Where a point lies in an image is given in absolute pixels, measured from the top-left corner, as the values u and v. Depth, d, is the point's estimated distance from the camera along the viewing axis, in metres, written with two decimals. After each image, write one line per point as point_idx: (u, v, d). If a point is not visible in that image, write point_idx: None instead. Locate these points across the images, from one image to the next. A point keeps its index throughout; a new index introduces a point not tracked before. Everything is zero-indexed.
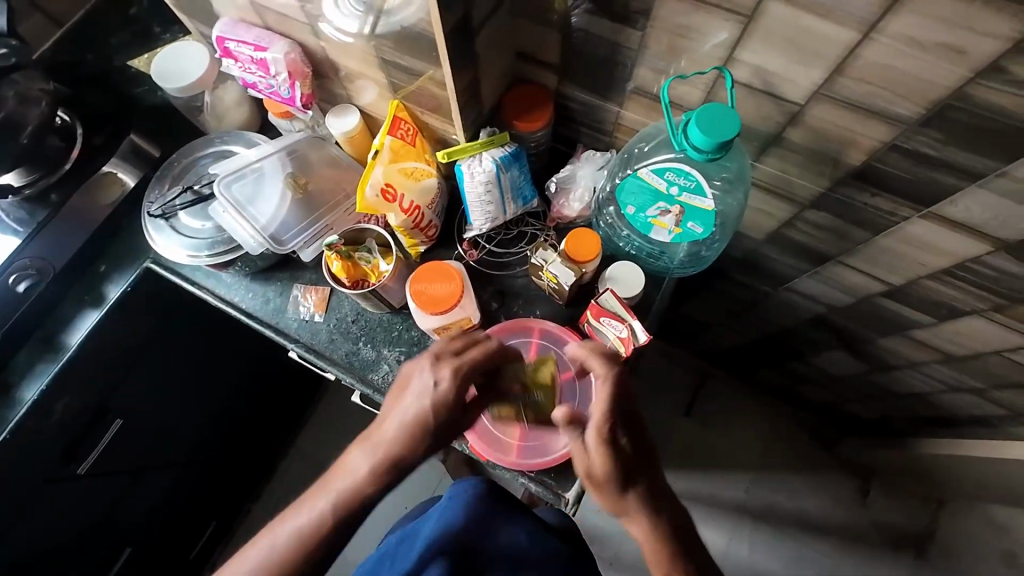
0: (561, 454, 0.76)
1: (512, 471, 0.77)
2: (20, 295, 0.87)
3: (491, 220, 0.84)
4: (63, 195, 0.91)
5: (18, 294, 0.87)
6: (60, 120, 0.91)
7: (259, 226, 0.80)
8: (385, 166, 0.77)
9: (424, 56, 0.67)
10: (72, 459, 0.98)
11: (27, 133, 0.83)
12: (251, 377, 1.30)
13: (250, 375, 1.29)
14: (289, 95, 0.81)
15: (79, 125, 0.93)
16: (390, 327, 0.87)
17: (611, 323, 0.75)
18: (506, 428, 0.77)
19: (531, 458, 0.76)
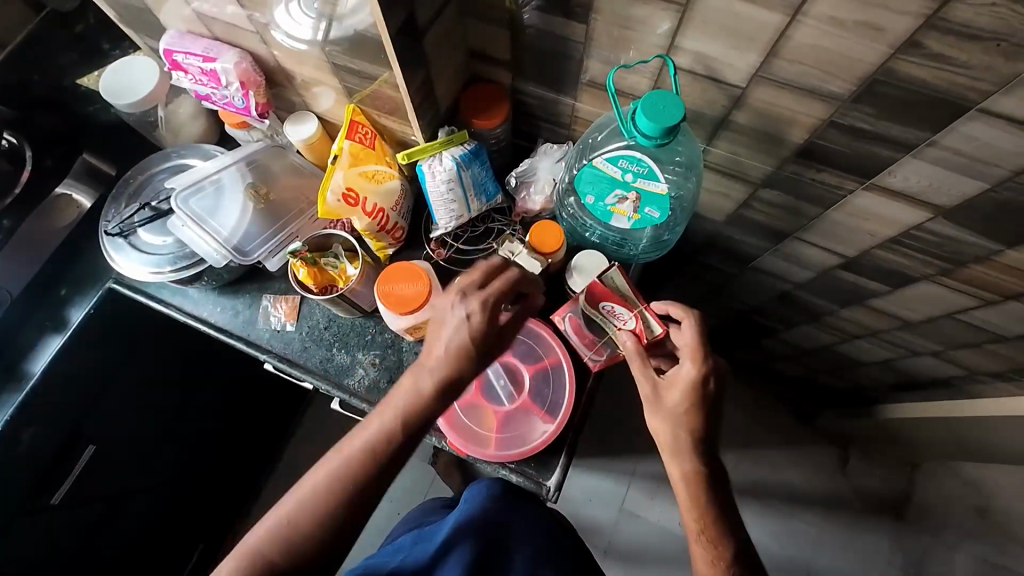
0: (538, 443, 0.77)
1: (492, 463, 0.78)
2: None
3: (456, 218, 0.84)
4: (16, 219, 0.90)
5: None
6: (3, 142, 0.88)
7: (222, 237, 0.79)
8: (345, 170, 0.77)
9: (374, 58, 0.67)
10: (45, 490, 0.96)
11: None
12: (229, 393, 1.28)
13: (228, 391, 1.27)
14: (244, 104, 0.81)
15: (27, 147, 0.90)
16: (363, 331, 0.87)
17: (617, 309, 0.74)
18: (482, 421, 0.78)
19: (509, 449, 0.77)
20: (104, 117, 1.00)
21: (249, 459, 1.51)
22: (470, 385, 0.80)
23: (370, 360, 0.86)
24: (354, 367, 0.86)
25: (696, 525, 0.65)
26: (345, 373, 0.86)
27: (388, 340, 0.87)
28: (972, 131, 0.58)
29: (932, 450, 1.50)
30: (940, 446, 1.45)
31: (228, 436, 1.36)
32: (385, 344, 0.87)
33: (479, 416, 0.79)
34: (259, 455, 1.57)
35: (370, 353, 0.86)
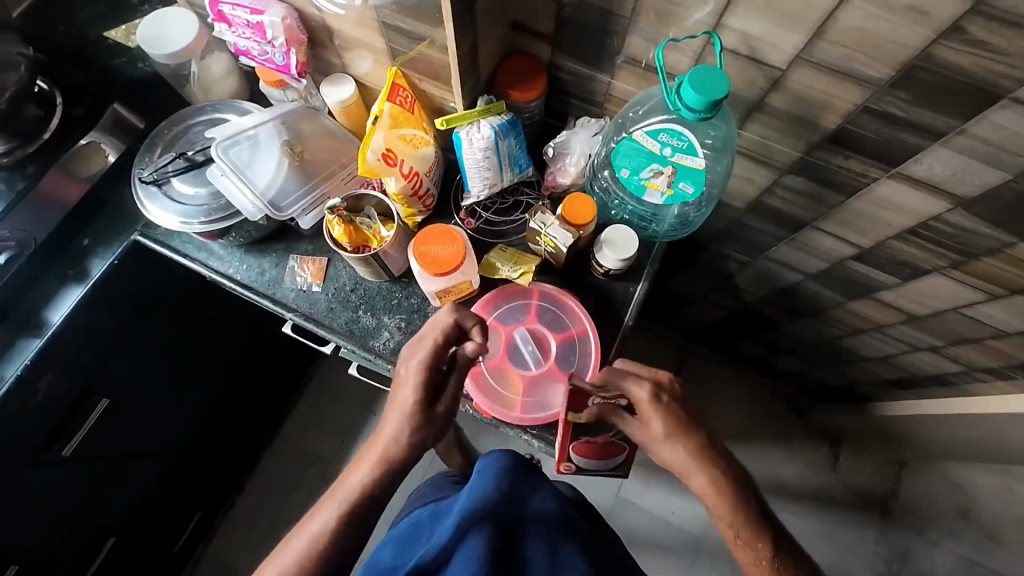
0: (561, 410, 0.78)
1: (516, 426, 0.79)
2: None
3: (489, 186, 0.86)
4: (41, 167, 0.87)
5: None
6: (37, 88, 0.87)
7: (258, 191, 0.80)
8: (385, 131, 0.77)
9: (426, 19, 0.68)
10: (56, 441, 0.95)
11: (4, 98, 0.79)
12: (238, 359, 1.28)
13: (237, 357, 1.27)
14: (284, 62, 0.82)
15: (58, 94, 0.89)
16: (389, 295, 0.88)
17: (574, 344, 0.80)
18: (507, 385, 0.79)
19: (534, 412, 0.78)
20: (130, 72, 0.99)
21: (251, 430, 1.51)
22: (497, 348, 0.81)
23: (396, 324, 0.87)
24: (380, 329, 0.87)
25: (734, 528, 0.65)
26: (370, 335, 0.87)
27: (414, 305, 0.88)
28: (1001, 120, 0.61)
29: (921, 448, 1.54)
30: (930, 445, 1.49)
31: (235, 403, 1.36)
32: (411, 309, 0.87)
33: (505, 380, 0.80)
34: (260, 427, 1.57)
35: (395, 317, 0.87)
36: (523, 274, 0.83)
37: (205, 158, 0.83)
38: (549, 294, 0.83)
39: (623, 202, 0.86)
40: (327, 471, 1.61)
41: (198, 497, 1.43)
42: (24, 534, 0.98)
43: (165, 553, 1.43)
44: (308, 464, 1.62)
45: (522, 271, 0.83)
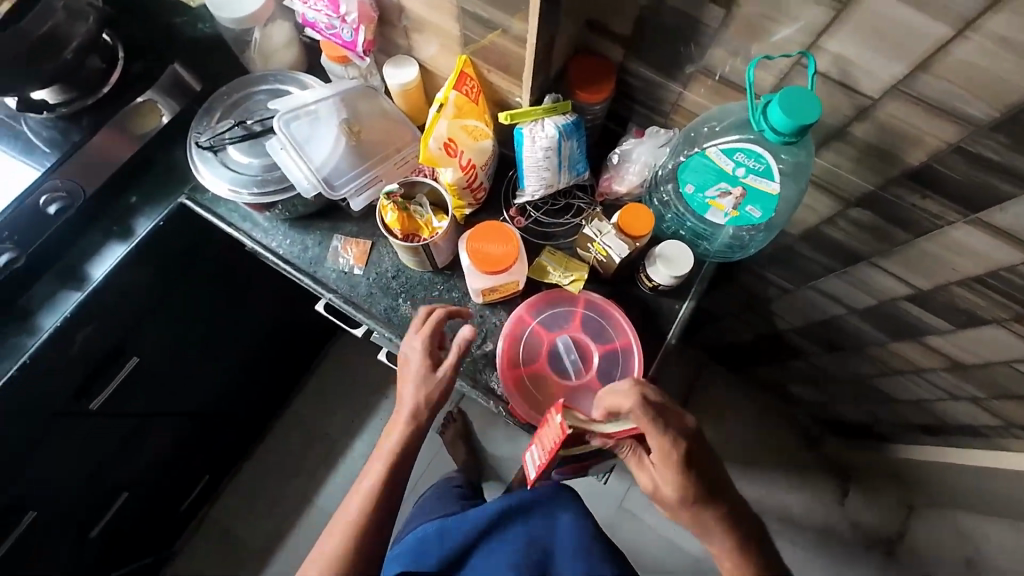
0: None
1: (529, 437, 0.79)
2: (51, 217, 0.83)
3: (545, 186, 0.84)
4: (97, 120, 0.87)
5: (49, 216, 0.83)
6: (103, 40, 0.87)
7: (314, 167, 0.79)
8: (448, 120, 0.76)
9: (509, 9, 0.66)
10: (84, 394, 0.95)
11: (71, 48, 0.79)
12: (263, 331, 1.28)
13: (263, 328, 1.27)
14: (351, 39, 0.81)
15: (121, 48, 0.89)
16: (430, 286, 0.87)
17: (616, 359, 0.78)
18: (545, 390, 0.77)
19: None
20: (191, 32, 0.98)
21: (265, 400, 1.51)
22: (537, 353, 0.79)
23: None
24: None
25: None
26: (407, 325, 0.86)
27: (454, 299, 0.86)
28: None
29: (938, 496, 1.51)
30: (947, 494, 1.46)
31: (253, 373, 1.37)
32: (450, 303, 0.86)
33: (543, 385, 0.78)
34: (274, 398, 1.57)
35: None
36: (573, 282, 0.82)
37: (262, 129, 0.82)
38: (596, 302, 0.81)
39: (682, 218, 0.84)
40: (334, 450, 1.62)
41: (208, 461, 1.45)
42: (46, 482, 0.99)
43: (171, 512, 1.44)
44: (317, 440, 1.63)
45: (572, 279, 0.82)
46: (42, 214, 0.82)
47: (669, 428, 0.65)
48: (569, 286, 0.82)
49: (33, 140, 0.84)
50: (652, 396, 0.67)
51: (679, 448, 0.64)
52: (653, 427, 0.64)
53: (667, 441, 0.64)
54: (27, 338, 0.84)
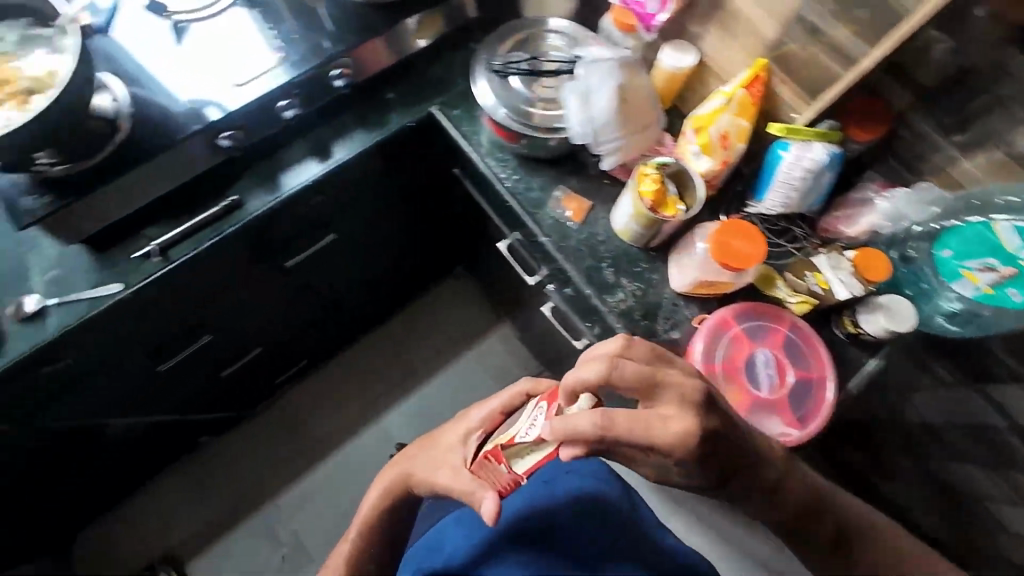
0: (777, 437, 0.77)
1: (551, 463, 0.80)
2: (335, 89, 0.91)
3: (784, 206, 0.84)
4: (392, 16, 0.93)
5: (334, 87, 0.91)
6: None
7: (593, 119, 0.84)
8: (728, 116, 0.81)
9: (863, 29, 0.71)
10: (287, 252, 1.04)
11: None
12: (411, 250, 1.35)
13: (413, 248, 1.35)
14: (653, 12, 0.85)
15: None
16: (634, 261, 0.91)
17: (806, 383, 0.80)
18: (727, 390, 0.78)
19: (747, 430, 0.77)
20: None
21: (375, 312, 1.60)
22: (729, 356, 0.80)
23: (632, 289, 0.90)
24: (616, 288, 0.89)
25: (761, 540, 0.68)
26: (605, 289, 0.89)
27: (654, 281, 0.90)
28: None
29: None
30: None
31: (384, 285, 1.45)
32: (649, 283, 0.90)
33: (728, 389, 0.79)
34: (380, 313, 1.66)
35: (634, 283, 0.90)
36: (800, 304, 0.83)
37: (550, 70, 0.88)
38: (799, 324, 0.82)
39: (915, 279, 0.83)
40: None
41: (314, 349, 1.55)
42: (221, 319, 1.08)
43: (268, 382, 1.55)
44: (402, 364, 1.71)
45: (799, 301, 0.82)
46: (331, 84, 0.90)
47: (644, 437, 0.55)
48: (785, 299, 0.83)
49: (337, 17, 0.92)
50: (622, 415, 0.55)
51: (682, 450, 0.56)
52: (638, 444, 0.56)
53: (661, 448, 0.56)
54: (276, 188, 0.92)
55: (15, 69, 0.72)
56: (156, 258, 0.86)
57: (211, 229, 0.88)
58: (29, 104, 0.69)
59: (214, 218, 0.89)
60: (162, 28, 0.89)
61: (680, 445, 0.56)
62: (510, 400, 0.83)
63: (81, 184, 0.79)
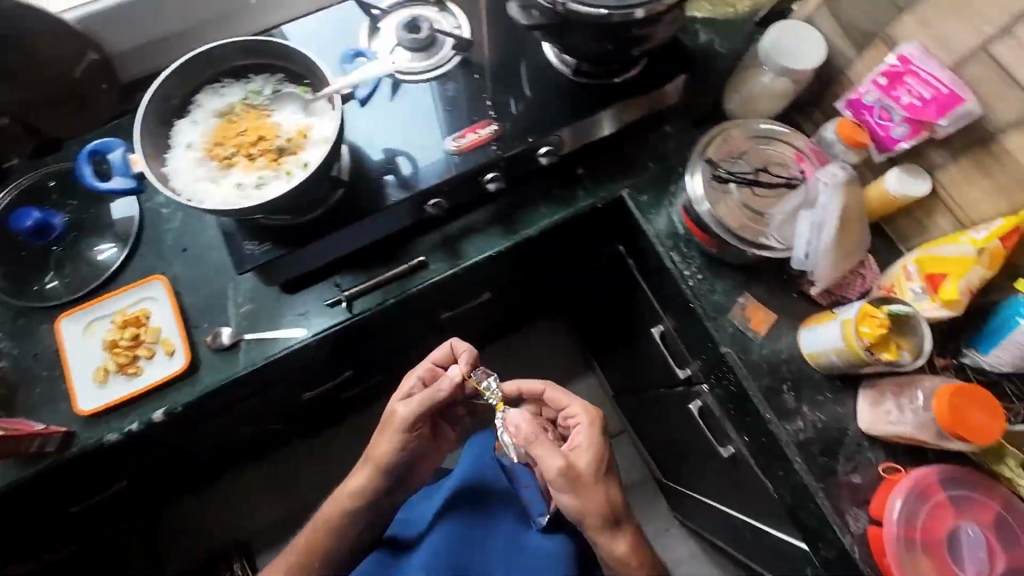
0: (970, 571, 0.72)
1: (426, 370, 0.88)
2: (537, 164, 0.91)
3: (1015, 366, 0.77)
4: (604, 101, 0.91)
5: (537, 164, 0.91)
6: (621, 77, 0.93)
7: (814, 243, 0.79)
8: (980, 269, 0.73)
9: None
10: (447, 305, 1.04)
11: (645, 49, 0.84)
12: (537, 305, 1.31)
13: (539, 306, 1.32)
14: (897, 137, 0.78)
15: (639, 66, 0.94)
16: (818, 388, 0.86)
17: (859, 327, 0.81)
18: (917, 501, 0.76)
19: (964, 561, 0.73)
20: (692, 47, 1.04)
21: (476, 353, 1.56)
22: (932, 473, 0.76)
23: (814, 420, 0.84)
24: (796, 415, 0.85)
25: (581, 474, 0.78)
26: (785, 415, 0.85)
27: (837, 413, 0.85)
28: None
29: None
30: None
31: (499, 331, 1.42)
32: (832, 415, 0.85)
33: (964, 506, 0.75)
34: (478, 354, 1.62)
35: (815, 413, 0.85)
36: None
37: (782, 182, 0.82)
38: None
39: None
40: None
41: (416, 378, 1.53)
42: (363, 355, 1.06)
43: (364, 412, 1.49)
44: None
45: None
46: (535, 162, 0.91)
47: (556, 396, 0.88)
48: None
49: (551, 96, 0.91)
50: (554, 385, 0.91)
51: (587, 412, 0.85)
52: (562, 399, 0.87)
53: (581, 411, 0.85)
54: (466, 252, 0.93)
55: (272, 125, 0.75)
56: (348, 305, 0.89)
57: (396, 286, 0.91)
58: (286, 167, 0.72)
59: (399, 276, 0.91)
60: (383, 85, 0.90)
61: (584, 406, 0.85)
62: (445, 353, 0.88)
63: (299, 236, 0.82)
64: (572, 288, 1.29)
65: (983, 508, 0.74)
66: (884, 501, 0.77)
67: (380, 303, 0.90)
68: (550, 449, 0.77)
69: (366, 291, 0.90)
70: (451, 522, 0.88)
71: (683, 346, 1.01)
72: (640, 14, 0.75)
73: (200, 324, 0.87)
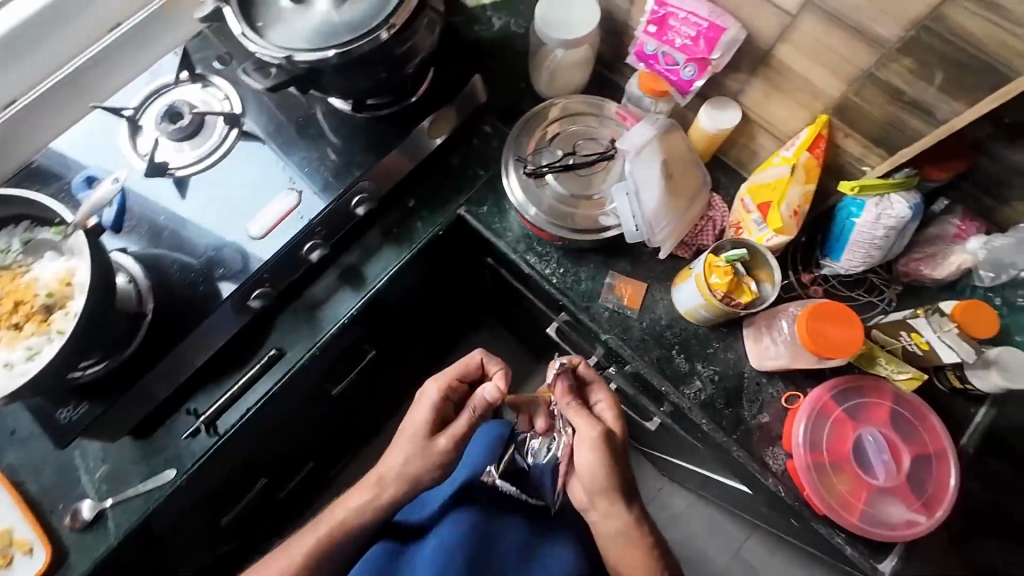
0: (879, 473, 0.73)
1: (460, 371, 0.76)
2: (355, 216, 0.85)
3: (867, 262, 0.77)
4: (404, 126, 0.85)
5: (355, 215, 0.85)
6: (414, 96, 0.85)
7: (642, 211, 0.77)
8: (799, 185, 0.73)
9: (980, 87, 0.58)
10: (332, 380, 0.97)
11: (416, 64, 0.78)
12: (444, 335, 1.24)
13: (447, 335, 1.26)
14: (689, 78, 0.75)
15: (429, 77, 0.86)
16: (705, 341, 0.84)
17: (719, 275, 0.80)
18: (819, 420, 0.75)
19: (873, 465, 0.73)
20: (487, 37, 0.98)
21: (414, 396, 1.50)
22: (827, 389, 0.76)
23: (709, 375, 0.83)
24: (692, 376, 0.83)
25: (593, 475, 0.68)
26: (681, 380, 0.83)
27: (730, 360, 0.83)
28: None
29: None
30: None
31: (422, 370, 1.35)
32: (726, 363, 0.83)
33: (862, 412, 0.75)
34: None
35: (709, 367, 0.83)
36: (914, 338, 0.75)
37: (596, 159, 0.81)
38: (943, 434, 0.73)
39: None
40: None
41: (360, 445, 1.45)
42: (264, 461, 0.98)
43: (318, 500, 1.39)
44: None
45: (913, 337, 0.75)
46: (352, 214, 0.84)
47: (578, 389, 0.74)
48: (897, 348, 0.77)
49: (348, 138, 0.84)
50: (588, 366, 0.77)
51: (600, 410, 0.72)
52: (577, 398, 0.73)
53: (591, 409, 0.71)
54: (321, 326, 0.88)
55: (30, 284, 0.67)
56: (208, 428, 0.81)
57: (256, 388, 0.84)
58: (54, 326, 0.65)
59: (255, 378, 0.84)
60: (162, 185, 0.82)
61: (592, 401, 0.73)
62: (465, 368, 0.77)
63: (120, 381, 0.75)
64: (472, 308, 1.23)
65: (878, 406, 0.75)
66: (792, 430, 0.76)
67: (244, 411, 0.83)
68: (586, 417, 0.70)
69: (224, 405, 0.82)
70: (464, 512, 0.70)
71: (578, 337, 0.97)
72: (387, 34, 0.66)
73: (56, 507, 0.79)
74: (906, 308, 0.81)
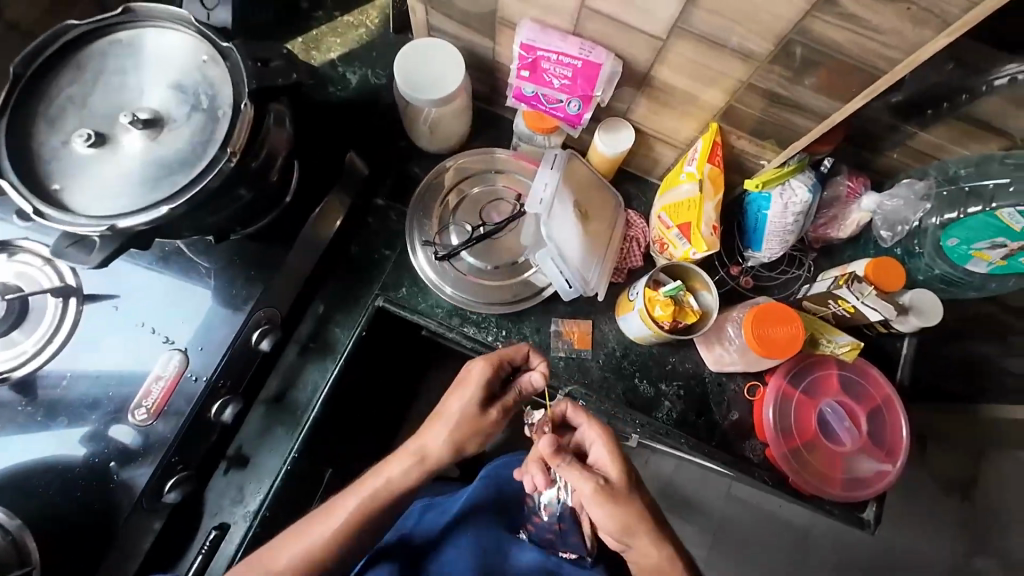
0: (842, 434, 0.78)
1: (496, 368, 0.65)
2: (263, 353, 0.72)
3: (784, 246, 0.80)
4: (284, 233, 0.73)
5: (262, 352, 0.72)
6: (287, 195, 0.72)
7: (566, 267, 0.74)
8: (709, 198, 0.72)
9: (851, 84, 0.58)
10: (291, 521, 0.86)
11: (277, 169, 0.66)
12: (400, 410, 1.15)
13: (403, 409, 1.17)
14: (577, 112, 0.71)
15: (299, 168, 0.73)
16: (662, 360, 0.83)
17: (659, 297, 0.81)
18: (783, 400, 0.79)
19: (836, 427, 0.78)
20: (349, 97, 0.87)
21: None
22: (782, 370, 0.79)
23: (675, 392, 0.82)
24: (659, 399, 0.82)
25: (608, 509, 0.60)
26: (651, 406, 0.82)
27: (689, 370, 0.83)
28: None
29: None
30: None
31: None
32: (687, 375, 0.83)
33: (816, 382, 0.79)
34: None
35: (672, 385, 0.83)
36: (840, 301, 0.79)
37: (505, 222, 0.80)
38: (885, 382, 0.79)
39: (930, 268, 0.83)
40: None
41: None
42: None
43: None
44: None
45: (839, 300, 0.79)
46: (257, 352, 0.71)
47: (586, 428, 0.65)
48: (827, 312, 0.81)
49: (221, 266, 0.71)
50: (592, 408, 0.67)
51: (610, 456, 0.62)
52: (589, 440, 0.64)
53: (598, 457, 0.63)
54: (261, 480, 0.76)
55: None
56: None
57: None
58: None
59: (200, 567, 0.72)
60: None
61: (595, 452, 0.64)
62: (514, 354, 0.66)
63: None
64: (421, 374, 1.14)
65: (828, 374, 0.80)
66: (761, 416, 0.79)
67: None
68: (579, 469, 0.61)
69: None
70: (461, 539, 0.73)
71: None
72: (235, 157, 0.55)
73: None
74: (824, 274, 0.84)
